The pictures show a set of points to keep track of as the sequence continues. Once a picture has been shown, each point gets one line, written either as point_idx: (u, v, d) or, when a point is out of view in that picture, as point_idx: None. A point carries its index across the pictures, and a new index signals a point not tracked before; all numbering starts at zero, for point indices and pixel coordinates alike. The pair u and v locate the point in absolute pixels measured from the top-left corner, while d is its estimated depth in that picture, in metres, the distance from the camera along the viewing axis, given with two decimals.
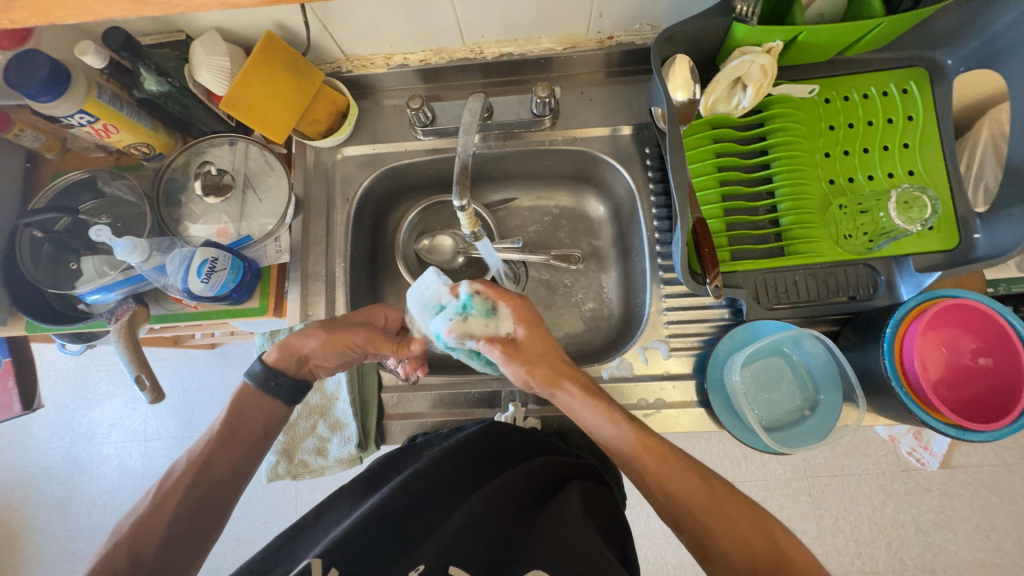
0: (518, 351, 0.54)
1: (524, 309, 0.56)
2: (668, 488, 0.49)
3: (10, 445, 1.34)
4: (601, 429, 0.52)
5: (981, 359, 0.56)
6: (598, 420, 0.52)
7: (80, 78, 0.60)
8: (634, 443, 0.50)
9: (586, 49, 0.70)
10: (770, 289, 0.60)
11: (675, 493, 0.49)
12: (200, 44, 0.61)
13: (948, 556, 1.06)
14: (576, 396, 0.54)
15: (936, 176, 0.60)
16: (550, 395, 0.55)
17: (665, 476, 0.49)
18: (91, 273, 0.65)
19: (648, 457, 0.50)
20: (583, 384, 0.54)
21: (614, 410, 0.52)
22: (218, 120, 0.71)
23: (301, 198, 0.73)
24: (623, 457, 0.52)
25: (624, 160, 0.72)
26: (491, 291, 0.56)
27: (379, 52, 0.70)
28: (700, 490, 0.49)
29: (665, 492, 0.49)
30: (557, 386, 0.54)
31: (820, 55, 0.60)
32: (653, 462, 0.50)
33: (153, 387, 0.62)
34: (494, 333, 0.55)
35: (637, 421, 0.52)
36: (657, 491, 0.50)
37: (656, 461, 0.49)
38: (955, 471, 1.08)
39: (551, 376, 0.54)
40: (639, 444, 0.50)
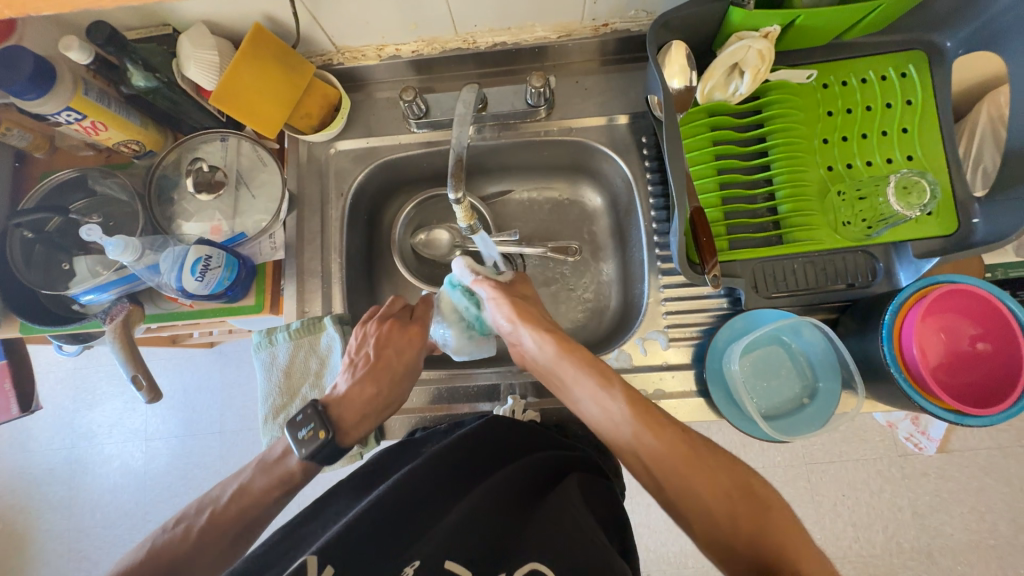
0: (500, 291, 0.61)
1: (519, 275, 0.68)
2: (651, 444, 0.49)
3: (11, 446, 1.34)
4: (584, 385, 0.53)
5: (980, 345, 0.56)
6: (579, 376, 0.53)
7: (66, 74, 0.59)
8: (617, 398, 0.51)
9: (581, 37, 0.68)
10: (768, 277, 0.60)
11: (654, 446, 0.49)
12: (187, 37, 0.60)
13: (945, 538, 1.07)
14: (562, 349, 0.55)
15: (935, 161, 0.59)
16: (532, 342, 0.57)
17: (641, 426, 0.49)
18: (85, 273, 0.65)
19: (627, 408, 0.50)
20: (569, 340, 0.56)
21: (600, 366, 0.53)
22: (209, 115, 0.70)
23: (295, 193, 0.72)
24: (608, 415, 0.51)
25: (621, 150, 0.71)
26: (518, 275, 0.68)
27: (370, 44, 0.69)
28: (681, 448, 0.48)
29: (647, 450, 0.49)
30: (539, 331, 0.57)
31: (818, 39, 0.59)
32: (636, 415, 0.50)
33: (151, 387, 0.62)
34: (489, 277, 0.65)
35: (630, 385, 0.53)
36: (640, 449, 0.49)
37: (636, 412, 0.50)
38: (952, 455, 1.09)
39: (533, 317, 0.59)
40: (622, 400, 0.51)
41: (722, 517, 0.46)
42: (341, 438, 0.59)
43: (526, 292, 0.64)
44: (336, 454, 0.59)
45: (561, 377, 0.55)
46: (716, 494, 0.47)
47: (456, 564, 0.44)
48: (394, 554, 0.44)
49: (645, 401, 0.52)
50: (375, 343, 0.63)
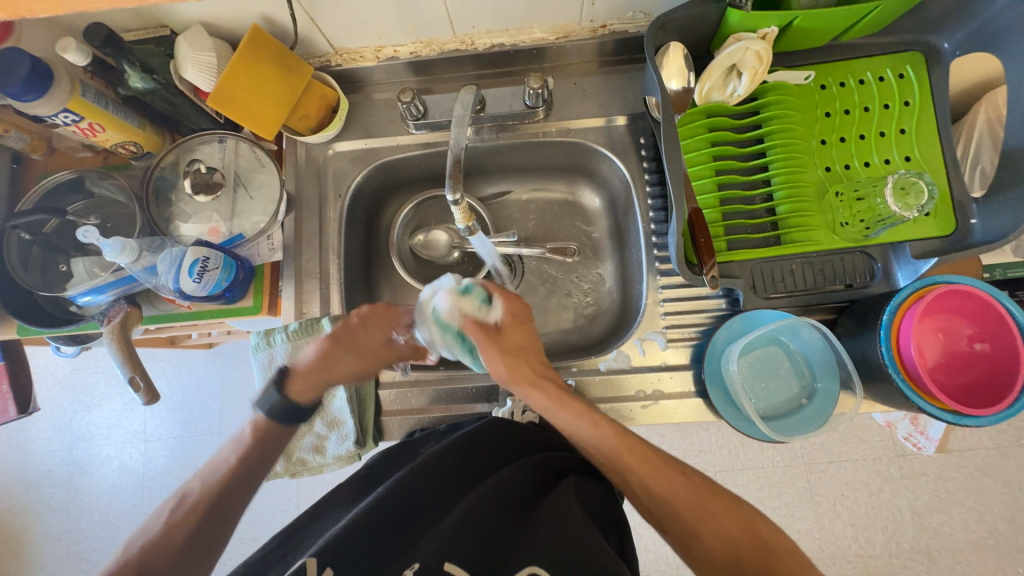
0: (496, 344, 0.58)
1: (516, 303, 0.60)
2: (655, 492, 0.48)
3: (9, 448, 1.33)
4: (580, 431, 0.52)
5: (978, 345, 0.56)
6: (579, 428, 0.52)
7: (63, 76, 0.58)
8: (613, 444, 0.50)
9: (579, 38, 0.68)
10: (767, 278, 0.60)
11: (654, 490, 0.48)
12: (185, 39, 0.60)
13: (944, 539, 1.07)
14: (557, 400, 0.54)
15: (933, 162, 0.59)
16: (528, 395, 0.56)
17: (644, 477, 0.49)
18: (82, 275, 0.64)
19: (629, 460, 0.49)
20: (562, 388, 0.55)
21: (592, 412, 0.52)
22: (206, 116, 0.70)
23: (293, 194, 0.72)
24: (606, 460, 0.51)
25: (619, 151, 0.71)
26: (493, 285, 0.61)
27: (368, 45, 0.69)
28: (685, 490, 0.48)
29: (650, 493, 0.49)
30: (535, 387, 0.54)
31: (816, 40, 0.60)
32: (634, 461, 0.49)
33: (148, 388, 0.61)
34: (481, 318, 0.59)
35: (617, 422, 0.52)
36: (643, 494, 0.49)
37: (637, 462, 0.49)
38: (950, 455, 1.09)
39: (526, 375, 0.55)
40: (618, 444, 0.50)
41: (721, 558, 0.46)
42: (292, 394, 0.56)
43: (522, 337, 0.59)
44: (297, 414, 0.57)
45: (561, 428, 0.54)
46: (719, 534, 0.46)
47: (454, 565, 0.45)
48: (390, 557, 0.44)
49: (644, 446, 0.51)
50: (353, 319, 0.60)
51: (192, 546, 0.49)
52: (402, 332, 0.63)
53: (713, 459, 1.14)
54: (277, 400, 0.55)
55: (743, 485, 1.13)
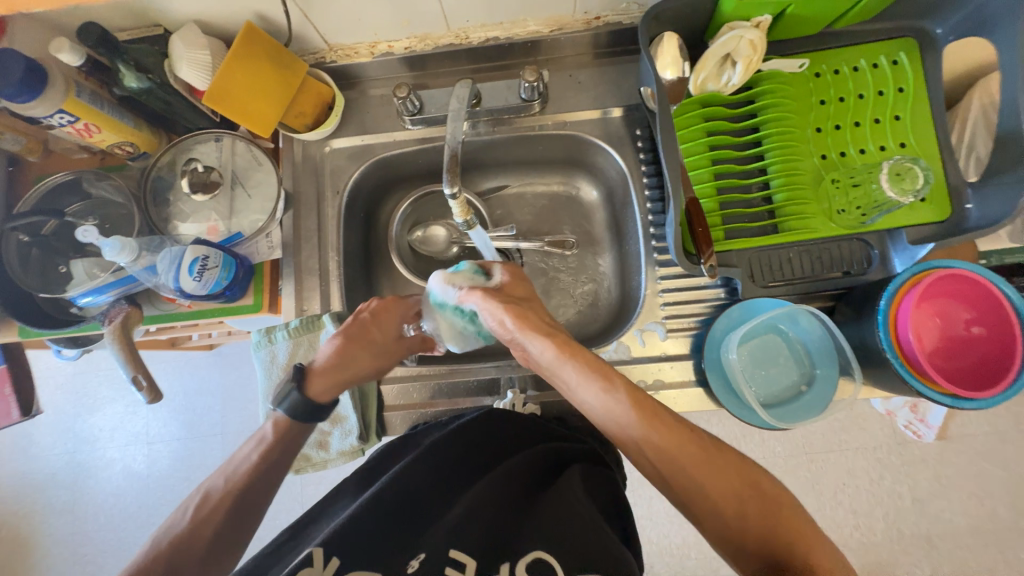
0: (497, 294, 0.59)
1: (512, 266, 0.64)
2: (664, 447, 0.49)
3: (13, 452, 1.34)
4: (589, 386, 0.52)
5: (975, 328, 0.57)
6: (582, 378, 0.53)
7: (58, 76, 0.58)
8: (622, 398, 0.51)
9: (573, 30, 0.68)
10: (765, 266, 0.60)
11: (658, 443, 0.49)
12: (179, 38, 0.60)
13: (945, 524, 1.08)
14: (564, 351, 0.54)
15: (928, 147, 0.60)
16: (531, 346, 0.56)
17: (647, 427, 0.49)
18: (82, 276, 0.64)
19: (633, 411, 0.50)
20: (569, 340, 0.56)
21: (601, 365, 0.53)
22: (202, 116, 0.70)
23: (291, 192, 0.72)
24: (613, 414, 0.51)
25: (615, 142, 0.71)
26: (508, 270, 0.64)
27: (362, 41, 0.69)
28: (695, 449, 0.49)
29: (656, 449, 0.49)
30: (540, 335, 0.55)
31: (810, 28, 0.60)
32: (643, 418, 0.50)
33: (150, 388, 0.61)
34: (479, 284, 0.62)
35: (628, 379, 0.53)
36: (649, 450, 0.49)
37: (642, 416, 0.50)
38: (950, 441, 1.10)
39: (530, 318, 0.57)
40: (629, 398, 0.50)
41: (727, 516, 0.47)
42: (314, 391, 0.58)
43: (524, 291, 0.62)
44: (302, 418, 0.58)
45: (564, 379, 0.54)
46: (724, 490, 0.47)
47: (461, 554, 0.45)
48: (396, 547, 0.45)
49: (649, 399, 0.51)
50: (364, 314, 0.64)
51: (201, 542, 0.50)
52: (412, 324, 0.67)
53: None
54: (297, 398, 0.57)
55: None
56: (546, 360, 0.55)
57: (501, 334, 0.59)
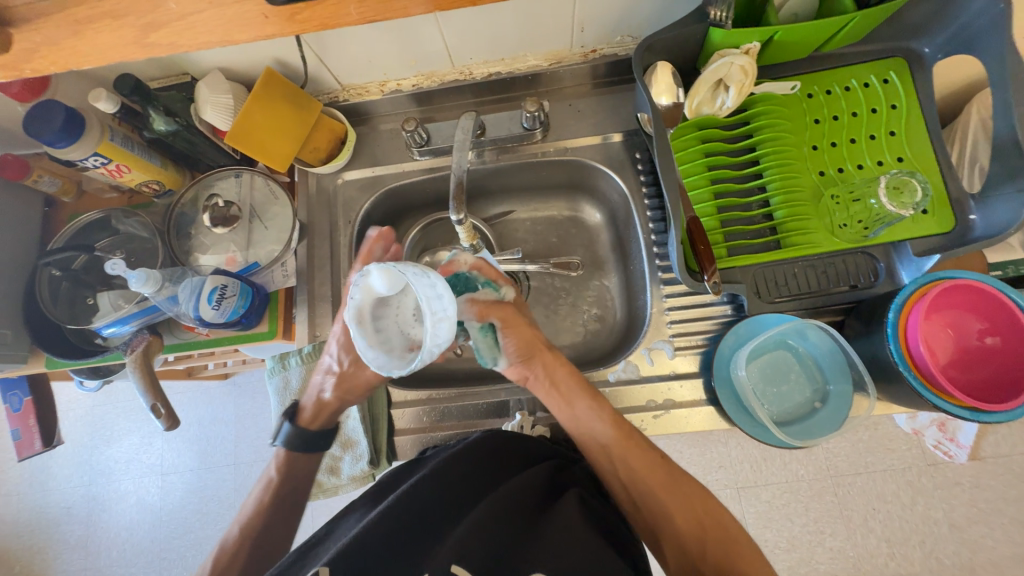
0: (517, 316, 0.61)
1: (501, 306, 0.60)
2: (633, 468, 0.56)
3: (32, 485, 1.36)
4: (581, 414, 0.58)
5: (989, 339, 0.56)
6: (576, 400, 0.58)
7: (94, 123, 0.63)
8: (607, 427, 0.57)
9: (571, 63, 0.72)
10: (770, 282, 0.61)
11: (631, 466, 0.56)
12: (204, 84, 0.65)
13: (987, 552, 1.02)
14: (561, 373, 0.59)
15: (926, 161, 0.60)
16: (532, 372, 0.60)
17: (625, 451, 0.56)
18: (107, 307, 0.67)
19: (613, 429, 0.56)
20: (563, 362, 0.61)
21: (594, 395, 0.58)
22: (224, 154, 0.74)
23: (306, 223, 0.75)
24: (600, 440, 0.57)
25: (616, 166, 0.73)
26: (478, 307, 0.58)
27: (373, 80, 0.74)
28: (661, 473, 0.56)
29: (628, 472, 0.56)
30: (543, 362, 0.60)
31: (799, 51, 0.62)
32: (626, 445, 0.56)
33: (169, 414, 0.63)
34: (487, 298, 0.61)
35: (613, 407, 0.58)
36: (621, 469, 0.56)
37: (622, 438, 0.56)
38: (984, 463, 1.05)
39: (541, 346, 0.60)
40: (614, 426, 0.57)
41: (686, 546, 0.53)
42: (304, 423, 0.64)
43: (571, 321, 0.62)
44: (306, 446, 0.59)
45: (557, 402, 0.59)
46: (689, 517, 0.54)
47: (461, 568, 0.44)
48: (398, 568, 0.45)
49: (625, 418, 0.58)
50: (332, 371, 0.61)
51: None
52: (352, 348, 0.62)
53: (733, 474, 1.12)
54: (290, 431, 0.63)
55: (768, 501, 1.10)
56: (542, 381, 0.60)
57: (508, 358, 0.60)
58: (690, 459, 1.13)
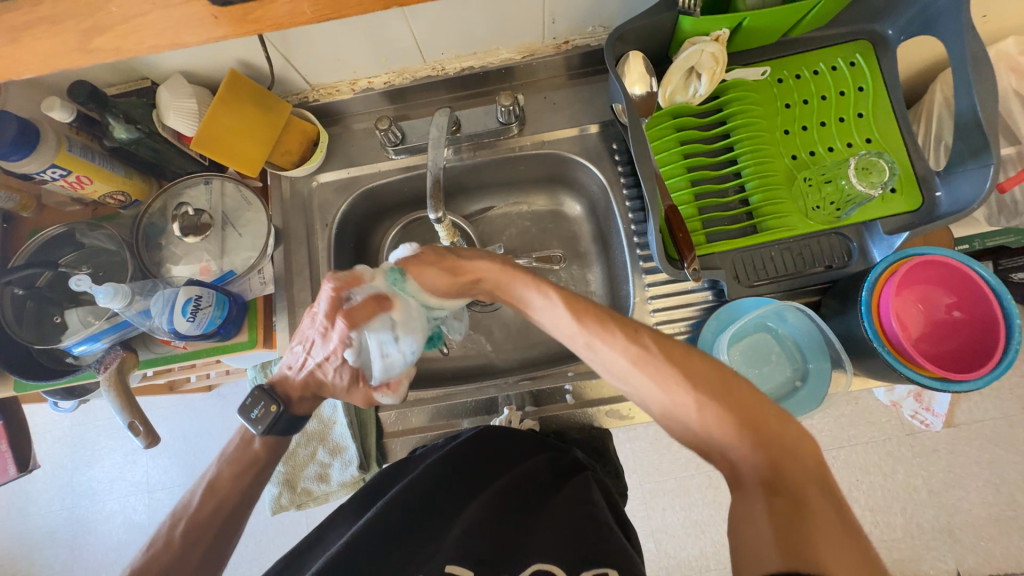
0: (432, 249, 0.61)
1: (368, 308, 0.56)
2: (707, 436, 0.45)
3: (11, 512, 1.31)
4: (533, 304, 0.55)
5: (956, 312, 0.58)
6: (526, 294, 0.56)
7: (49, 133, 0.60)
8: (563, 312, 0.53)
9: (544, 55, 0.72)
10: (748, 266, 0.62)
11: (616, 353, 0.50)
12: (166, 89, 0.62)
13: (964, 515, 1.06)
14: (506, 271, 0.58)
15: (892, 141, 0.62)
16: (477, 269, 0.59)
17: (593, 325, 0.51)
18: (77, 324, 0.65)
19: (572, 319, 0.52)
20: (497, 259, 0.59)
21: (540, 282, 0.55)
22: (192, 160, 0.72)
23: (280, 228, 0.74)
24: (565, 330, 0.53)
25: (593, 157, 0.73)
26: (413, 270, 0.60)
27: (343, 79, 0.72)
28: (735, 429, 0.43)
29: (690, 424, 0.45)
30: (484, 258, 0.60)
31: (765, 37, 0.62)
32: (621, 337, 0.50)
33: (147, 432, 0.62)
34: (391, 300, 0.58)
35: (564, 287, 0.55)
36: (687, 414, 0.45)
37: (603, 312, 0.52)
38: (959, 429, 1.09)
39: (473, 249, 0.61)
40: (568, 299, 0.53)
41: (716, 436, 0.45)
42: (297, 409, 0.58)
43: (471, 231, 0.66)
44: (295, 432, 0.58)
45: (517, 300, 0.57)
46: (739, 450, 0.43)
47: (457, 566, 0.44)
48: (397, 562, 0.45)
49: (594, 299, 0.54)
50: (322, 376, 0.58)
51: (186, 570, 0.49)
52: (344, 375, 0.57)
53: None
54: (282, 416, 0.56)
55: None
56: (489, 283, 0.59)
57: (454, 285, 0.60)
58: None
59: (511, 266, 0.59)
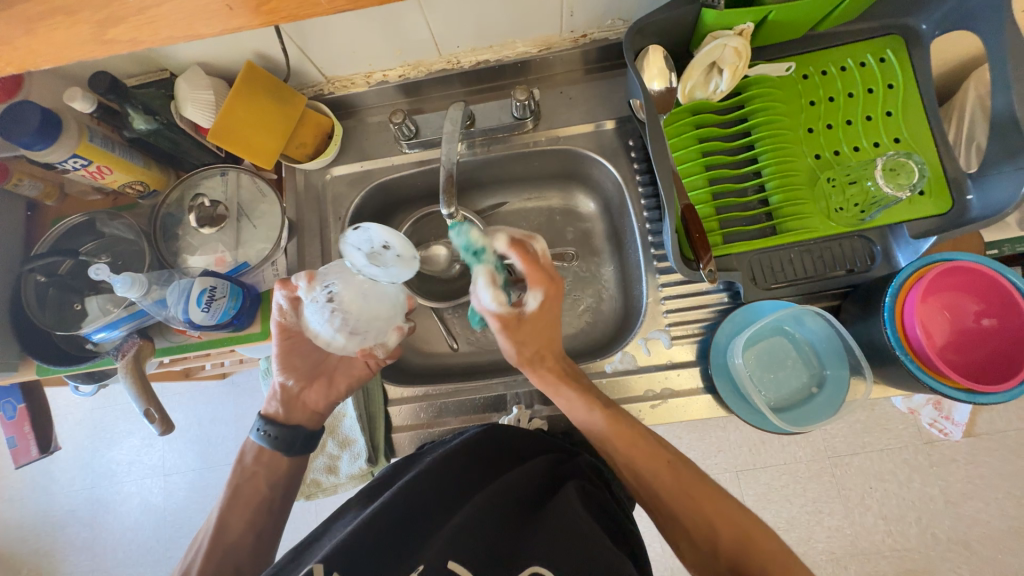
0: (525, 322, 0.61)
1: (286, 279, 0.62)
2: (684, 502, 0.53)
3: (35, 489, 1.36)
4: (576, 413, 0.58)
5: (986, 321, 0.56)
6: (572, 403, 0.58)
7: (71, 124, 0.61)
8: (602, 422, 0.56)
9: (561, 49, 0.70)
10: (766, 269, 0.60)
11: (634, 447, 0.55)
12: (184, 80, 0.63)
13: (982, 526, 1.03)
14: (558, 383, 0.59)
15: (922, 142, 0.60)
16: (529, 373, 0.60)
17: (622, 445, 0.56)
18: (96, 312, 0.66)
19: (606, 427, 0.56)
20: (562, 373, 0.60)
21: (590, 397, 0.57)
22: (208, 152, 0.72)
23: (294, 220, 0.74)
24: (593, 434, 0.57)
25: (609, 155, 0.72)
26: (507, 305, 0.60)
27: (358, 72, 0.72)
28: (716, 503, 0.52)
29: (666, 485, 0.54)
30: (548, 372, 0.59)
31: (792, 31, 0.60)
32: (621, 444, 0.56)
33: (163, 419, 0.63)
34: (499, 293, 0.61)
35: (611, 408, 0.57)
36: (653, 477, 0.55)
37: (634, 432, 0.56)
38: (980, 439, 1.06)
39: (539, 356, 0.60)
40: (607, 428, 0.56)
41: (690, 534, 0.52)
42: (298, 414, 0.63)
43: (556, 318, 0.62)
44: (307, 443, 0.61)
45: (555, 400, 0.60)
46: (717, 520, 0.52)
47: (459, 565, 0.44)
48: (398, 557, 0.45)
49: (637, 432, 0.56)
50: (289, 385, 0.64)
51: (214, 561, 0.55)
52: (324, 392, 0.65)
53: (733, 458, 1.12)
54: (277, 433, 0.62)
55: (767, 483, 1.11)
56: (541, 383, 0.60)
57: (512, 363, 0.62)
58: (690, 444, 1.13)
59: (572, 372, 0.60)
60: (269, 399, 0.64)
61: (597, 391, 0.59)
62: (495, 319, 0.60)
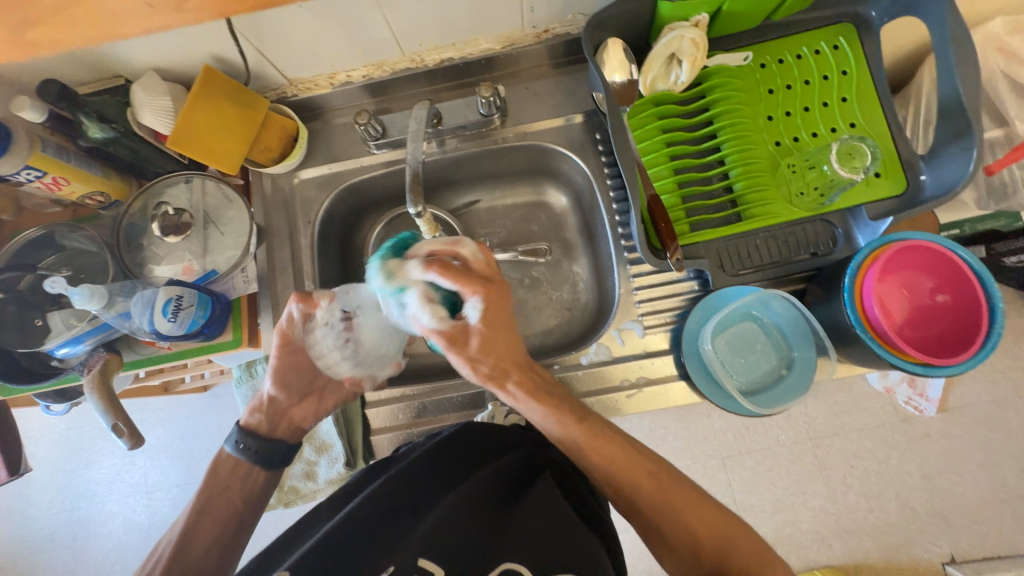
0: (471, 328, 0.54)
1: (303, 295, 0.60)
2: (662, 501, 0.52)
3: (11, 514, 1.32)
4: (549, 428, 0.55)
5: (940, 297, 0.58)
6: (547, 417, 0.54)
7: (21, 134, 0.59)
8: (575, 429, 0.54)
9: (524, 45, 0.70)
10: (733, 255, 0.61)
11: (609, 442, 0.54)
12: (139, 87, 0.61)
13: (957, 498, 1.07)
14: (541, 397, 0.54)
15: (877, 126, 0.61)
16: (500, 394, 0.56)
17: (604, 455, 0.53)
18: (60, 327, 0.64)
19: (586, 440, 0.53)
20: (531, 387, 0.55)
21: (564, 411, 0.54)
22: (171, 159, 0.71)
23: (263, 226, 0.73)
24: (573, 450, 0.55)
25: (576, 149, 0.72)
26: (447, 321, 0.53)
27: (321, 73, 0.71)
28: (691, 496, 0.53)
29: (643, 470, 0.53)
30: (531, 396, 0.55)
31: (747, 21, 0.61)
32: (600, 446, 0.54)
33: (132, 433, 0.62)
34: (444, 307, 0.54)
35: (588, 421, 0.55)
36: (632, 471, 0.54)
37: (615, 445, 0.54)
38: (951, 414, 1.09)
39: (504, 367, 0.55)
40: (586, 442, 0.53)
41: (655, 531, 0.53)
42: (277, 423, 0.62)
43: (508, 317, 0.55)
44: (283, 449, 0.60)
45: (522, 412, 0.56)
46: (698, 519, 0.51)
47: (430, 563, 0.44)
48: (372, 556, 0.44)
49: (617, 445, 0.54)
50: (278, 398, 0.61)
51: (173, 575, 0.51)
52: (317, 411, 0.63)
53: (717, 445, 1.14)
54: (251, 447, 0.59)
55: (752, 468, 1.13)
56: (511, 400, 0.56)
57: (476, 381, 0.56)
58: (675, 432, 1.15)
59: (542, 385, 0.56)
60: (251, 411, 0.61)
61: (572, 404, 0.56)
62: (441, 339, 0.54)
